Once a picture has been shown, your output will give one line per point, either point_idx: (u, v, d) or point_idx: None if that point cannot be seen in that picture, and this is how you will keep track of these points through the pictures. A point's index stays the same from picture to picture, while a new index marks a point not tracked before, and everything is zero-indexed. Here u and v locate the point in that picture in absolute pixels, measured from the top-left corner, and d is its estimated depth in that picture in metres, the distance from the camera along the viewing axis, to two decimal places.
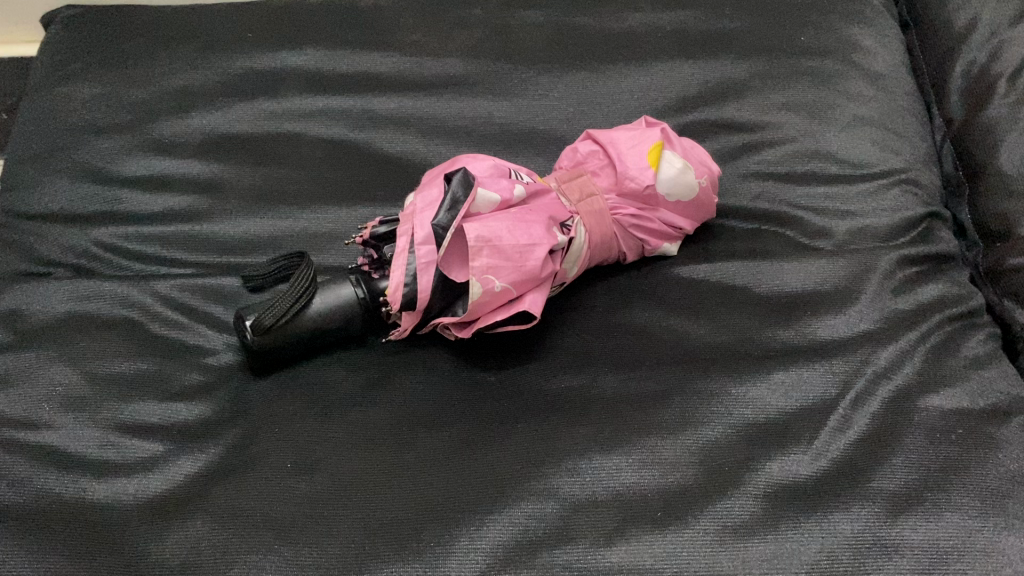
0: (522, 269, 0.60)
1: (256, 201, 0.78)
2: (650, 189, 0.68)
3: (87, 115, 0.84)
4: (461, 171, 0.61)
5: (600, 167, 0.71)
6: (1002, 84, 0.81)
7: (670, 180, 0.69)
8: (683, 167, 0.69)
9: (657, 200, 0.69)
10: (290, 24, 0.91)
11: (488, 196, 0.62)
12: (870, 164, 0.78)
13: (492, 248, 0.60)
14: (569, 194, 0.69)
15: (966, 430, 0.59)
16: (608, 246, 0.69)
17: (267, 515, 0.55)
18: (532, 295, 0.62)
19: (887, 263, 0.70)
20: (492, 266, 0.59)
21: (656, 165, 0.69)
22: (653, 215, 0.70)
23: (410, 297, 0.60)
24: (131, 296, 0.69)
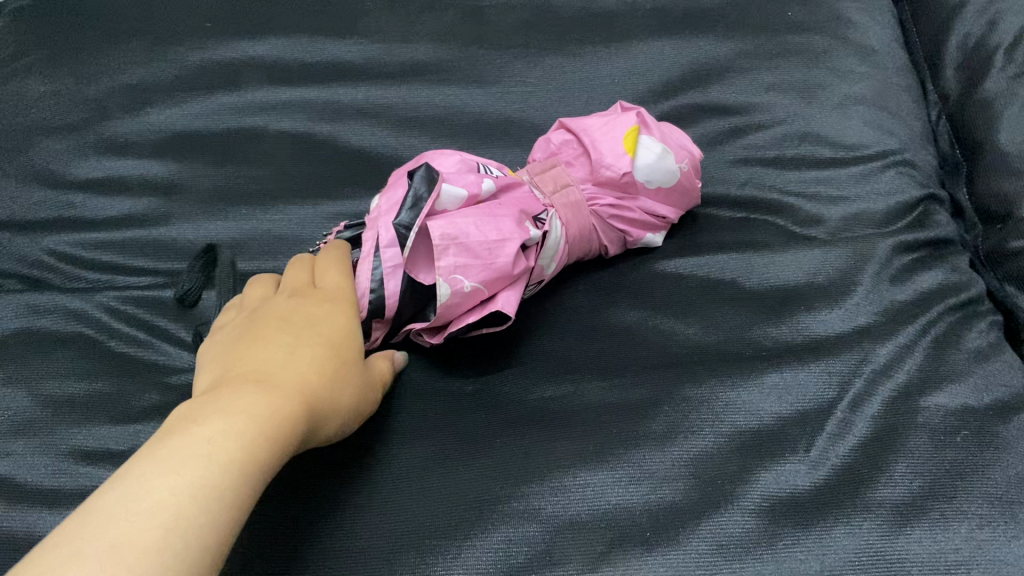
0: (493, 266, 0.56)
1: (218, 201, 0.74)
2: (628, 177, 0.65)
3: (37, 114, 0.79)
4: (423, 166, 0.56)
5: (574, 156, 0.67)
6: (1000, 57, 0.77)
7: (649, 166, 0.65)
8: (663, 153, 0.66)
9: (636, 187, 0.66)
10: (251, 13, 0.87)
11: (454, 191, 0.57)
12: (862, 146, 0.74)
13: (459, 245, 0.55)
14: (542, 187, 0.65)
15: (971, 431, 0.56)
16: (586, 239, 0.65)
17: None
18: (504, 294, 0.57)
19: (884, 251, 0.67)
20: (460, 266, 0.55)
21: (633, 150, 0.65)
22: (633, 204, 0.66)
23: (377, 305, 0.56)
24: (88, 312, 0.66)
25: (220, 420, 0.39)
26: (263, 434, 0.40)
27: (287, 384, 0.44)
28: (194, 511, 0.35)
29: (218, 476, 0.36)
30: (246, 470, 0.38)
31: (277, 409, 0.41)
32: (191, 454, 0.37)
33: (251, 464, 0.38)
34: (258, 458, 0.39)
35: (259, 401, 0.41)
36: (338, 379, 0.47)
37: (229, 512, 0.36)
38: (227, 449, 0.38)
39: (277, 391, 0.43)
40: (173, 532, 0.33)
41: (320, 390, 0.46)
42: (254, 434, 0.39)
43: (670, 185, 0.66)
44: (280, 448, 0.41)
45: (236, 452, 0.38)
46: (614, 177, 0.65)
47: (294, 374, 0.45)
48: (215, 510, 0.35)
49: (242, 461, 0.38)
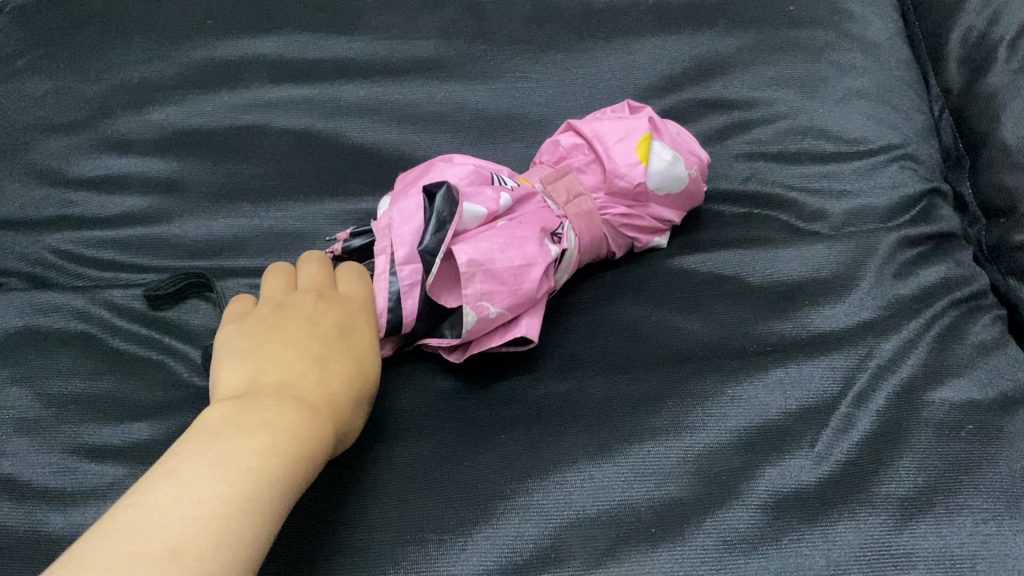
0: (518, 292, 0.56)
1: (220, 199, 0.74)
2: (641, 186, 0.65)
3: (38, 113, 0.79)
4: (444, 184, 0.55)
5: (585, 163, 0.67)
6: (1003, 51, 0.77)
7: (662, 175, 0.65)
8: (674, 161, 0.65)
9: (648, 196, 0.66)
10: (252, 10, 0.87)
11: (475, 211, 0.57)
12: (865, 140, 0.74)
13: (484, 271, 0.55)
14: (555, 198, 0.65)
15: (976, 425, 0.56)
16: (596, 249, 0.65)
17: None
18: (528, 318, 0.57)
19: (887, 246, 0.67)
20: (487, 292, 0.55)
21: (646, 158, 0.65)
22: (644, 213, 0.66)
23: (395, 322, 0.55)
24: (90, 309, 0.66)
25: (265, 435, 0.41)
26: (301, 453, 0.41)
27: (322, 403, 0.45)
28: (237, 525, 0.36)
29: (259, 492, 0.38)
30: (284, 487, 0.40)
31: (314, 429, 0.43)
32: (237, 465, 0.38)
33: (288, 484, 0.40)
34: (294, 478, 0.41)
35: (300, 418, 0.43)
36: (360, 399, 0.49)
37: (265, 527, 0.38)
38: (266, 464, 0.39)
39: (314, 410, 0.44)
40: (216, 544, 0.35)
41: (346, 410, 0.47)
42: (294, 452, 0.41)
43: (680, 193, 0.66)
44: (312, 469, 0.42)
45: (278, 469, 0.40)
46: (628, 188, 0.65)
47: (322, 391, 0.46)
48: (256, 526, 0.37)
49: (283, 480, 0.40)
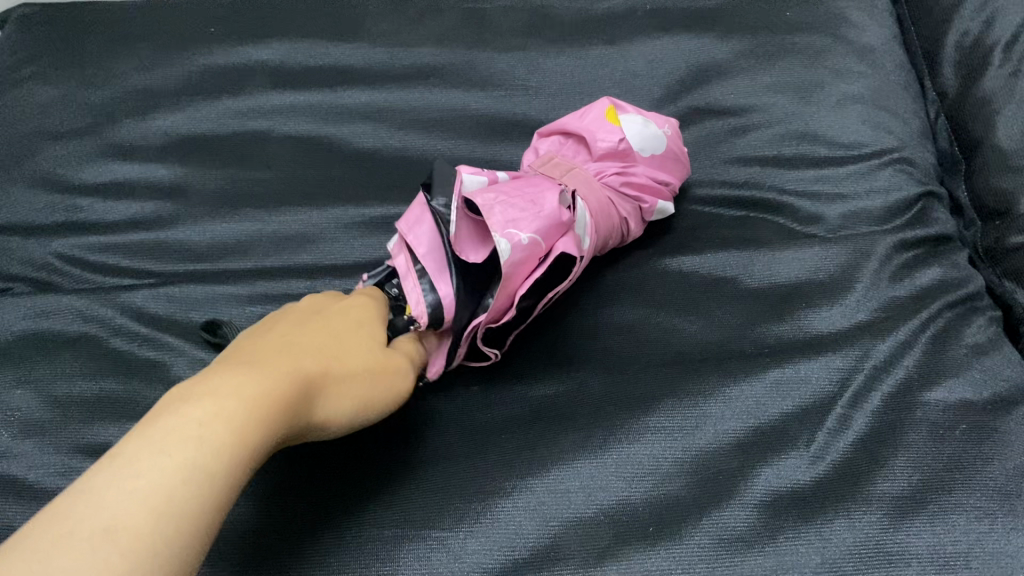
0: (541, 218, 0.56)
1: (222, 204, 0.75)
2: (624, 143, 0.68)
3: (43, 119, 0.81)
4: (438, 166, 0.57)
5: (571, 150, 0.71)
6: (997, 55, 0.77)
7: (642, 134, 0.69)
8: (646, 122, 0.69)
9: (637, 158, 0.69)
10: (254, 18, 0.88)
11: (474, 178, 0.58)
12: (860, 144, 0.75)
13: (504, 206, 0.56)
14: (551, 172, 0.65)
15: (970, 425, 0.57)
16: (608, 213, 0.64)
17: (227, 529, 0.51)
18: (560, 242, 0.57)
19: (884, 249, 0.68)
20: (513, 220, 0.55)
21: (619, 121, 0.69)
22: (638, 178, 0.68)
23: (435, 307, 0.56)
24: (95, 312, 0.67)
25: (215, 396, 0.38)
26: (258, 414, 0.38)
27: (288, 366, 0.42)
28: (181, 495, 0.34)
29: (205, 456, 0.35)
30: (236, 451, 0.37)
31: (274, 390, 0.40)
32: (185, 428, 0.36)
33: (243, 449, 0.37)
34: (251, 441, 0.37)
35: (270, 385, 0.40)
36: (340, 369, 0.46)
37: (213, 497, 0.35)
38: (222, 432, 0.36)
39: (280, 371, 0.42)
40: (161, 516, 0.33)
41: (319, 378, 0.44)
42: (248, 414, 0.38)
43: (662, 151, 0.69)
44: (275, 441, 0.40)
45: (226, 432, 0.37)
46: (615, 147, 0.68)
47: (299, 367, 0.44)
48: (206, 497, 0.35)
49: (233, 443, 0.37)
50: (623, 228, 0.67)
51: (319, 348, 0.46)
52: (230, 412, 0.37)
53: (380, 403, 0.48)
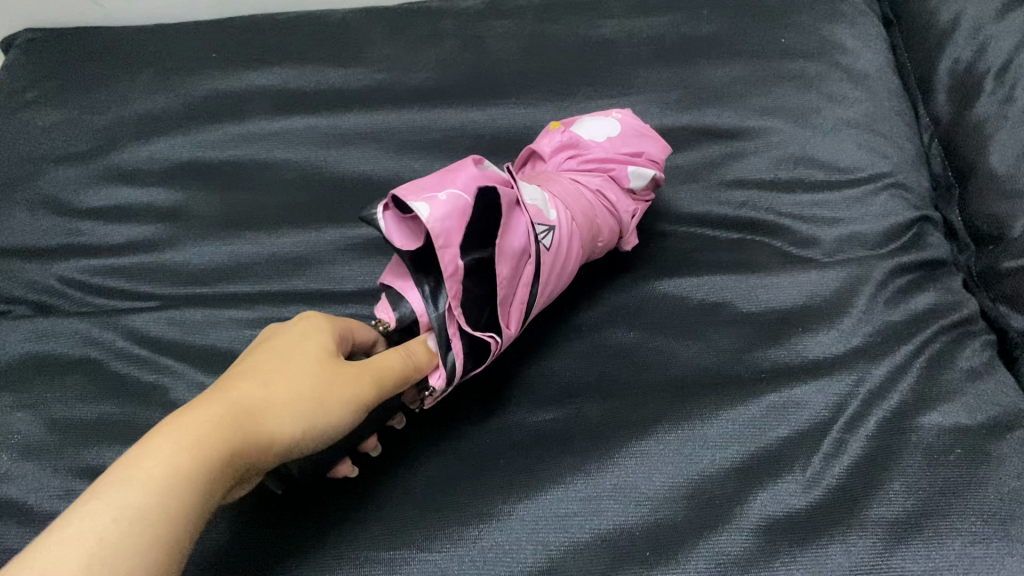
0: (460, 182, 0.54)
1: (222, 226, 0.76)
2: (569, 137, 0.70)
3: (47, 144, 0.82)
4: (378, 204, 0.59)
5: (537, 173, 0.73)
6: (989, 83, 0.78)
7: (591, 127, 0.71)
8: (591, 118, 0.71)
9: (593, 147, 0.69)
10: (256, 43, 0.89)
11: None
12: (854, 169, 0.76)
13: (418, 187, 0.54)
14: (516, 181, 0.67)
15: (965, 449, 0.57)
16: (574, 190, 0.65)
17: (232, 555, 0.52)
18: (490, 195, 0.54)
19: (880, 274, 0.68)
20: (426, 191, 0.53)
21: (560, 127, 0.72)
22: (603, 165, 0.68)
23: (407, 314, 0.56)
24: (95, 334, 0.68)
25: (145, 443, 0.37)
26: (193, 449, 0.38)
27: (226, 396, 0.42)
28: (114, 539, 0.33)
29: (136, 502, 0.35)
30: (173, 482, 0.36)
31: (207, 418, 0.39)
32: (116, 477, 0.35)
33: (184, 482, 0.36)
34: (189, 474, 0.37)
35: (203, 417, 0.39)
36: (294, 384, 0.45)
37: (160, 535, 0.35)
38: (155, 471, 0.36)
39: (215, 403, 0.41)
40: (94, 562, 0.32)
41: (258, 397, 0.43)
42: (178, 451, 0.37)
43: (618, 135, 0.70)
44: (223, 468, 0.39)
45: (162, 465, 0.36)
46: (566, 142, 0.70)
47: (243, 391, 0.43)
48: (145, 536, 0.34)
49: (170, 481, 0.36)
50: (606, 211, 0.66)
51: (266, 368, 0.45)
52: (163, 452, 0.37)
53: (341, 403, 0.46)
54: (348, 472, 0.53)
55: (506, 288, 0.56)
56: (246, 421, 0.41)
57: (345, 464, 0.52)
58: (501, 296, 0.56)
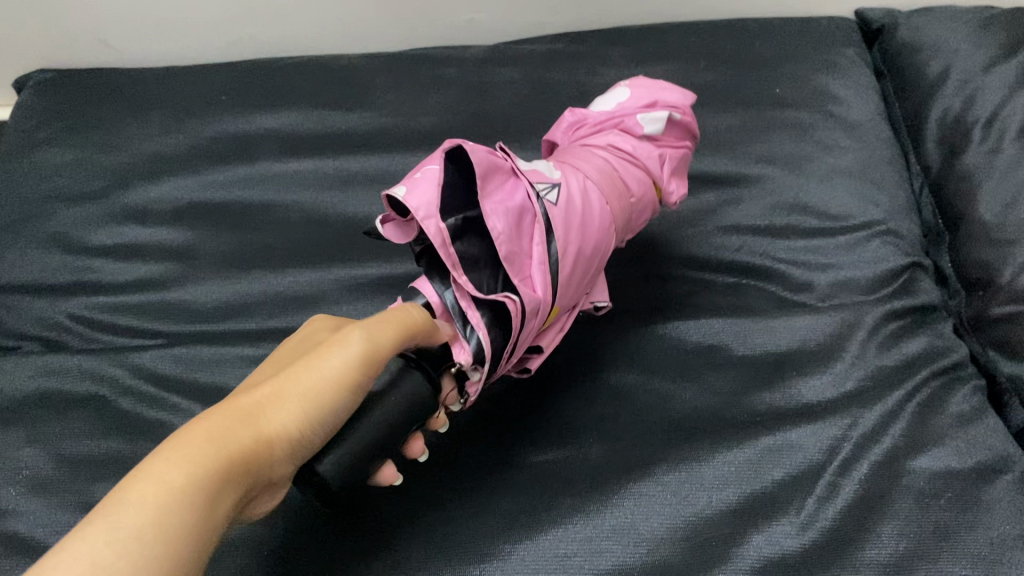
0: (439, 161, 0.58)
1: (229, 265, 0.78)
2: (580, 113, 0.71)
3: (60, 184, 0.84)
4: None
5: None
6: (977, 134, 0.81)
7: (601, 105, 0.72)
8: (603, 96, 0.73)
9: (601, 116, 0.70)
10: (265, 87, 0.91)
11: None
12: (848, 216, 0.78)
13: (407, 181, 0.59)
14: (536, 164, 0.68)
15: (955, 493, 0.59)
16: (586, 155, 0.65)
17: None
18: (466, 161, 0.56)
19: (872, 319, 0.70)
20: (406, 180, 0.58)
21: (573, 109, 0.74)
22: (616, 125, 0.69)
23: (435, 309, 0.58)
24: (102, 370, 0.70)
25: (137, 465, 0.38)
26: (180, 461, 0.38)
27: (216, 409, 0.43)
28: (110, 556, 0.34)
29: (130, 518, 0.35)
30: (163, 495, 0.37)
31: (194, 434, 0.41)
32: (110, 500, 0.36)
33: (177, 494, 0.37)
34: (180, 486, 0.38)
35: (188, 434, 0.40)
36: (286, 381, 0.46)
37: (158, 546, 0.35)
38: (144, 489, 0.37)
39: (203, 419, 0.42)
40: None
41: (245, 403, 0.44)
42: (166, 467, 0.38)
43: (628, 100, 0.70)
44: (216, 469, 0.39)
45: (151, 482, 0.37)
46: (575, 121, 0.71)
47: (233, 403, 0.44)
48: (142, 547, 0.35)
49: (161, 494, 0.37)
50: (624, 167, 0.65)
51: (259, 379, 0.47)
52: (151, 471, 0.38)
53: (334, 378, 0.46)
54: (395, 476, 0.53)
55: (509, 245, 0.55)
56: (235, 425, 0.42)
57: (389, 466, 0.53)
58: (508, 253, 0.55)
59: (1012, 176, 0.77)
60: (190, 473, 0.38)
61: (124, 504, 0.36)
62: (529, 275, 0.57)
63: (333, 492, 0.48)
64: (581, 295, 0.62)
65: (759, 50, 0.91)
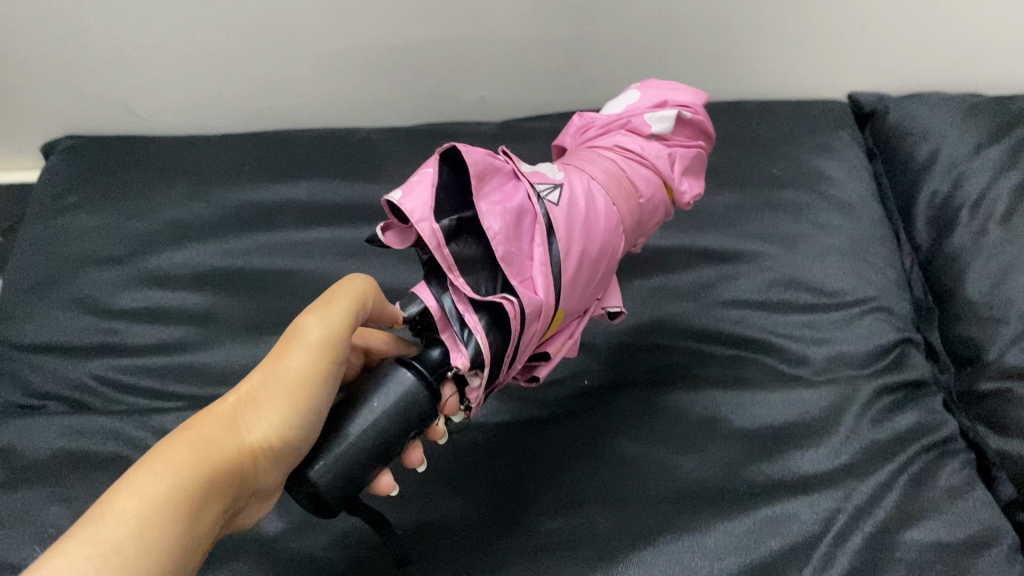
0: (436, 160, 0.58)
1: (248, 330, 0.81)
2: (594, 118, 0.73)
3: (87, 248, 0.88)
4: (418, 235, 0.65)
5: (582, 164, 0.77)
6: (964, 216, 0.85)
7: (612, 106, 0.74)
8: (617, 99, 0.75)
9: (609, 118, 0.72)
10: (285, 158, 0.95)
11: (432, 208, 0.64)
12: (841, 293, 0.81)
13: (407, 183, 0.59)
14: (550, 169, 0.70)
15: (944, 566, 0.62)
16: (594, 158, 0.66)
17: None
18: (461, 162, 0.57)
19: (866, 393, 0.73)
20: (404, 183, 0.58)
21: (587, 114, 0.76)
22: (624, 126, 0.70)
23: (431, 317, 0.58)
24: (125, 431, 0.73)
25: (122, 479, 0.44)
26: (159, 475, 0.45)
27: (197, 424, 0.50)
28: (97, 561, 0.40)
29: (114, 529, 0.42)
30: (143, 507, 0.43)
31: (172, 449, 0.47)
32: (99, 510, 0.43)
33: (156, 504, 0.43)
34: (164, 494, 0.44)
35: (166, 449, 0.47)
36: (259, 389, 0.51)
37: (146, 546, 0.42)
38: (127, 503, 0.43)
39: (183, 433, 0.48)
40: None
41: (222, 418, 0.50)
42: (147, 483, 0.44)
43: (638, 102, 0.72)
44: (191, 481, 0.46)
45: (132, 493, 0.43)
46: (584, 125, 0.73)
47: (212, 416, 0.50)
48: (126, 554, 0.41)
49: (145, 502, 0.43)
50: (632, 169, 0.66)
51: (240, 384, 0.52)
52: (133, 484, 0.44)
53: (299, 380, 0.51)
54: (391, 486, 0.56)
55: (507, 246, 0.56)
56: (210, 440, 0.49)
57: (385, 477, 0.55)
58: (505, 254, 0.56)
59: (998, 257, 0.81)
60: (168, 486, 0.44)
61: (110, 517, 0.42)
62: (531, 277, 0.57)
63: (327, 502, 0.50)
64: (589, 298, 0.63)
65: (757, 132, 0.96)
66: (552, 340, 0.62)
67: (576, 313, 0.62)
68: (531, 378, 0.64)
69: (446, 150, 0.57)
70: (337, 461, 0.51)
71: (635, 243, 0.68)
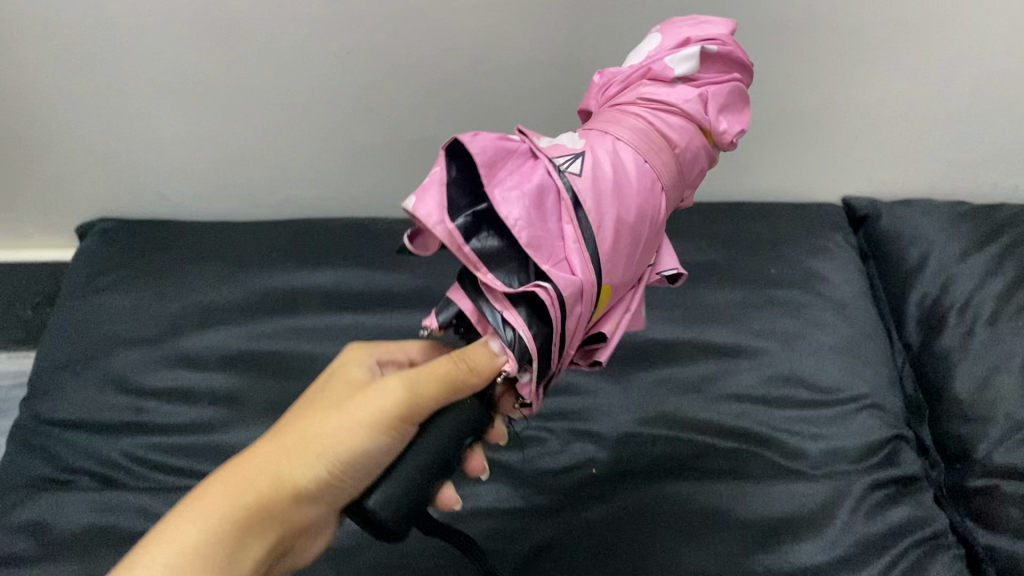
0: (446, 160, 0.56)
1: (271, 412, 0.85)
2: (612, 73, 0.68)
3: (119, 328, 0.92)
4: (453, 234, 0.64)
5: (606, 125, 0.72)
6: (953, 318, 0.90)
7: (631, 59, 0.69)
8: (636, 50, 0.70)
9: (629, 71, 0.67)
10: (310, 246, 1.00)
11: None
12: (837, 389, 0.86)
13: None
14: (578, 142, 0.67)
15: None
16: (621, 120, 0.62)
17: None
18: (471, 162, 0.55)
19: (859, 489, 0.77)
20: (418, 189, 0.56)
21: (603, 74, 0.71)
22: (645, 76, 0.66)
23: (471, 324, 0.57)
24: (153, 509, 0.76)
25: (167, 523, 0.52)
26: (200, 524, 0.52)
27: (253, 464, 0.55)
28: None
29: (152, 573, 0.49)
30: (179, 556, 0.50)
31: (220, 495, 0.53)
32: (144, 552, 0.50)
33: (189, 553, 0.50)
34: (198, 543, 0.51)
35: (214, 493, 0.53)
36: (321, 436, 0.56)
37: None
38: (168, 551, 0.50)
39: (238, 473, 0.55)
40: None
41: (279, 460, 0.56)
42: (187, 531, 0.51)
43: (659, 49, 0.67)
44: (230, 527, 0.52)
45: (174, 541, 0.50)
46: (604, 83, 0.68)
47: (269, 456, 0.56)
48: None
49: (182, 551, 0.50)
50: (661, 120, 0.62)
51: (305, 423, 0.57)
52: (176, 533, 0.51)
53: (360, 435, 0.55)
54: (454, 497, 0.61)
55: (531, 230, 0.54)
56: (260, 484, 0.54)
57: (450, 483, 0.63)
58: (532, 239, 0.54)
59: (985, 358, 0.86)
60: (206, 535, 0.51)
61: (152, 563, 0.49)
62: (567, 259, 0.55)
63: (392, 532, 0.54)
64: (638, 266, 0.60)
65: (758, 232, 1.01)
66: (608, 317, 0.60)
67: (629, 284, 0.60)
68: (593, 361, 0.62)
69: (451, 144, 0.56)
70: (395, 493, 0.54)
71: (679, 197, 0.65)
